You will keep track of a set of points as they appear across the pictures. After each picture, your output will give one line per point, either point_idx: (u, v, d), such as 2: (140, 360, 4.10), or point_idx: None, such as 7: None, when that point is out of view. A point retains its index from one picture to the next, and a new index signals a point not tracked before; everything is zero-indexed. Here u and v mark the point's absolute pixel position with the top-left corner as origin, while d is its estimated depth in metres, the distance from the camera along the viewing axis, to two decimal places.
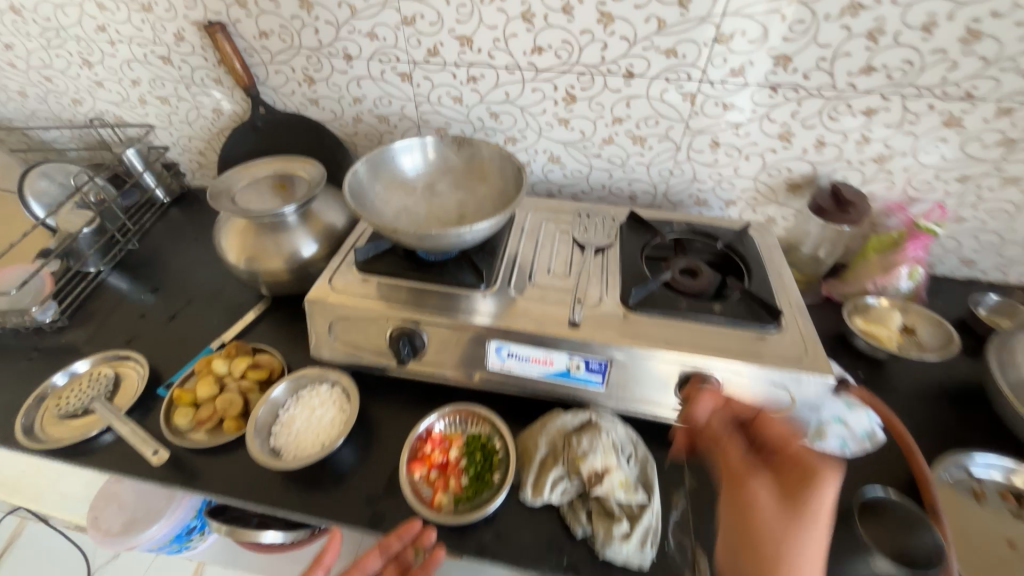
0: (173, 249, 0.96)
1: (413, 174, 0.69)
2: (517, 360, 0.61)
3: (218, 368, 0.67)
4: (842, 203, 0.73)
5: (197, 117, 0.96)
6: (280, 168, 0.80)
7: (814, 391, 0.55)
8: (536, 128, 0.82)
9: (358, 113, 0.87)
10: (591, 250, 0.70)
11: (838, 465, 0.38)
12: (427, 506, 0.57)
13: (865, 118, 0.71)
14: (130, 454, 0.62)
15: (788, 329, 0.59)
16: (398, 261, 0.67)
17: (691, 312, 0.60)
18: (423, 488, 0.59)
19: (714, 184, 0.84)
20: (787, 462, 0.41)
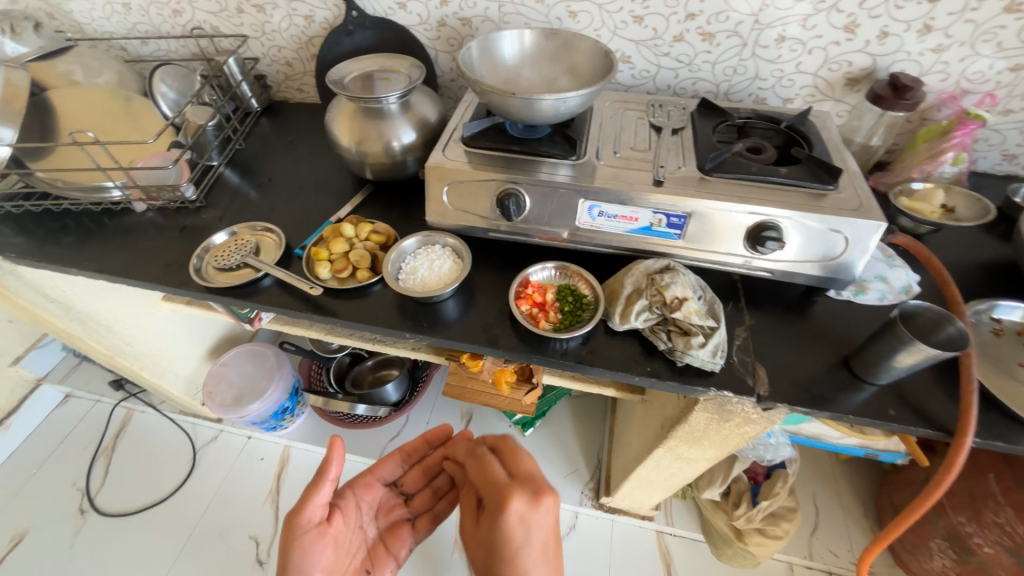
0: (273, 151, 1.08)
1: (509, 58, 0.77)
2: (606, 218, 0.72)
3: (347, 231, 0.80)
4: (899, 90, 0.80)
5: (290, 25, 1.04)
6: (381, 64, 0.89)
7: (865, 237, 0.65)
8: (611, 27, 0.89)
9: (443, 15, 0.94)
10: (667, 130, 0.79)
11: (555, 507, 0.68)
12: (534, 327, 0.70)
13: (929, 6, 0.76)
14: (282, 297, 0.76)
15: (845, 189, 0.68)
16: (496, 136, 0.76)
17: (758, 174, 0.69)
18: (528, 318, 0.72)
19: (774, 82, 0.90)
20: (507, 487, 0.70)
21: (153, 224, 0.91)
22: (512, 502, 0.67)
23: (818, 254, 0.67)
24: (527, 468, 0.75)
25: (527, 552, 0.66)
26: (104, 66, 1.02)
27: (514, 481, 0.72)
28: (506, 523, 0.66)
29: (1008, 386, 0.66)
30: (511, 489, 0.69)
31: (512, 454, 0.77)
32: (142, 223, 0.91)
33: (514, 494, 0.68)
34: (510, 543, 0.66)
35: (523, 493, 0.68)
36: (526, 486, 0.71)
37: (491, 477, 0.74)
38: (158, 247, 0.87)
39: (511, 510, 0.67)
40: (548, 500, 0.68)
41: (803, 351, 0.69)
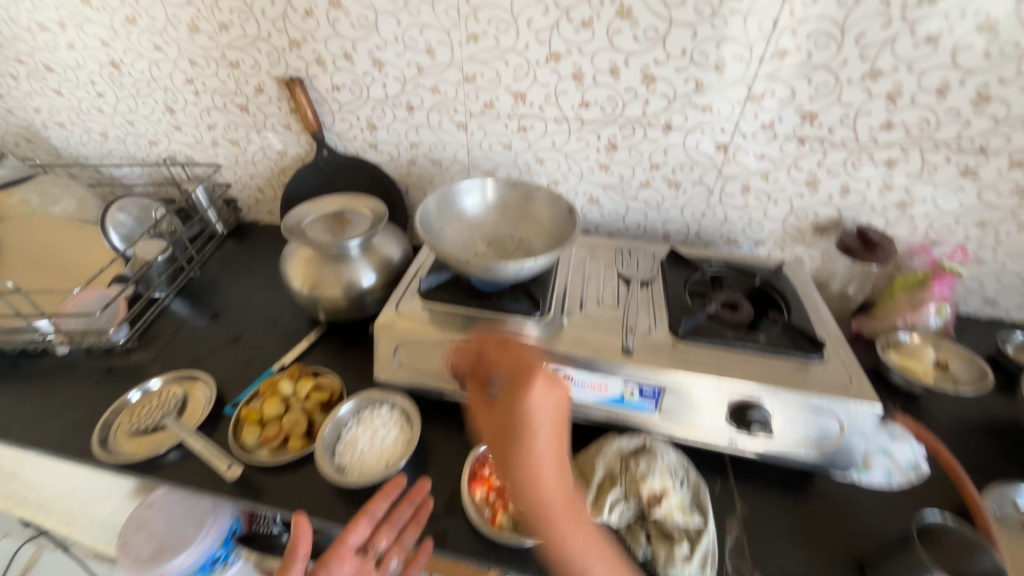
0: (230, 277, 1.02)
1: (472, 211, 0.77)
2: (573, 386, 0.64)
3: (285, 388, 0.71)
4: (869, 244, 0.79)
5: (262, 158, 1.04)
6: (345, 204, 0.87)
7: (863, 421, 0.58)
8: (578, 172, 0.90)
9: (413, 156, 0.95)
10: (637, 283, 0.75)
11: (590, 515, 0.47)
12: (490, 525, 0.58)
13: (886, 168, 0.77)
14: (195, 472, 0.65)
15: (831, 360, 0.63)
16: (456, 290, 0.72)
17: (736, 341, 0.64)
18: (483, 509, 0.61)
19: (744, 226, 0.90)
20: (506, 419, 0.48)
21: (75, 368, 0.82)
22: (531, 429, 0.47)
23: (813, 436, 0.59)
24: (525, 354, 0.53)
25: (539, 434, 0.47)
26: (65, 193, 0.99)
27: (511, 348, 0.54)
28: (572, 551, 0.44)
29: None
30: (530, 491, 0.45)
31: (491, 344, 0.57)
32: (62, 366, 0.81)
33: (530, 484, 0.45)
34: (562, 522, 0.44)
35: (516, 435, 0.46)
36: (514, 367, 0.51)
37: (499, 421, 0.48)
38: (72, 397, 0.77)
39: (556, 538, 0.44)
40: (547, 383, 0.48)
41: (810, 555, 0.58)
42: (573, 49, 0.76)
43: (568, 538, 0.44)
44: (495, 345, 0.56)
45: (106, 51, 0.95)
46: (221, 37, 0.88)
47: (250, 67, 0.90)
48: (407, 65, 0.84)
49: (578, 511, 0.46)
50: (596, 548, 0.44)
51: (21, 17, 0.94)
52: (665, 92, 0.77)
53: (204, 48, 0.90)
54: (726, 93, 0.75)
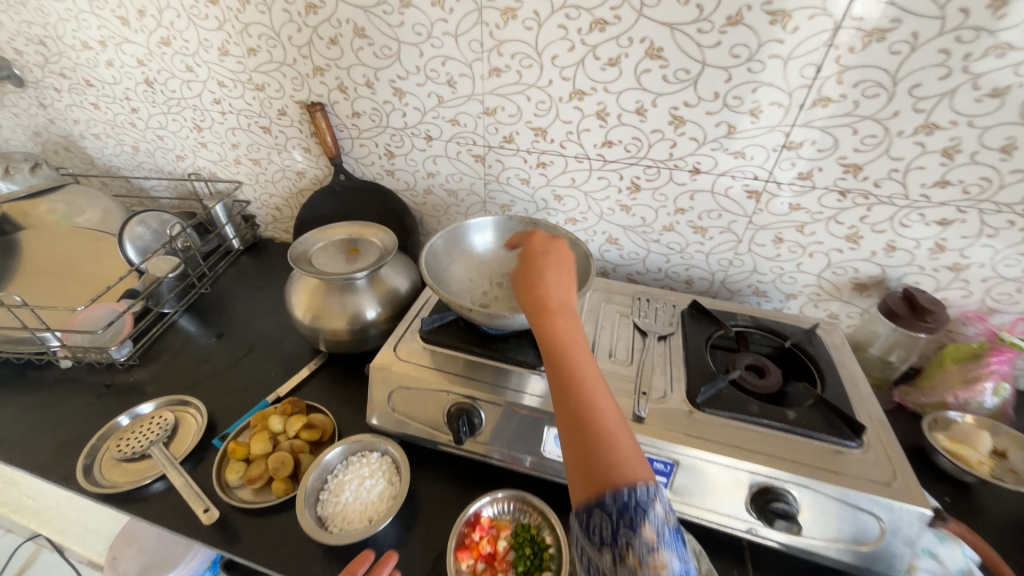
0: (240, 295, 1.02)
1: (483, 250, 0.75)
2: None
3: (275, 425, 0.68)
4: (917, 310, 0.71)
5: (282, 178, 1.05)
6: (355, 233, 0.85)
7: (907, 524, 0.50)
8: (597, 211, 0.86)
9: (429, 185, 0.93)
10: (654, 336, 0.70)
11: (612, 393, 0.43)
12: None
13: (938, 228, 0.70)
14: (175, 507, 0.63)
15: (870, 446, 0.56)
16: (459, 334, 0.68)
17: (762, 416, 0.57)
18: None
19: (774, 278, 0.84)
20: (528, 257, 0.54)
21: (77, 382, 0.82)
22: (546, 269, 0.51)
23: (847, 536, 0.52)
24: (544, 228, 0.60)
25: (556, 282, 0.50)
26: (91, 204, 1.01)
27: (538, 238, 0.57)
28: (581, 385, 0.42)
29: None
30: (529, 292, 0.49)
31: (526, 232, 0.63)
32: (64, 379, 0.82)
33: (531, 288, 0.50)
34: (573, 360, 0.44)
35: (533, 271, 0.51)
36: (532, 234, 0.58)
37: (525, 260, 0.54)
38: (69, 414, 0.76)
39: (569, 373, 0.43)
40: (558, 246, 0.55)
41: None
42: (598, 87, 0.73)
43: (582, 386, 0.42)
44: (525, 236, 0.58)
45: (141, 70, 0.98)
46: (248, 61, 0.89)
47: (275, 91, 0.91)
48: (428, 96, 0.82)
49: (586, 347, 0.45)
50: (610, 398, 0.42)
51: (66, 35, 0.98)
52: (694, 135, 0.72)
53: (232, 71, 0.91)
54: (761, 140, 0.70)
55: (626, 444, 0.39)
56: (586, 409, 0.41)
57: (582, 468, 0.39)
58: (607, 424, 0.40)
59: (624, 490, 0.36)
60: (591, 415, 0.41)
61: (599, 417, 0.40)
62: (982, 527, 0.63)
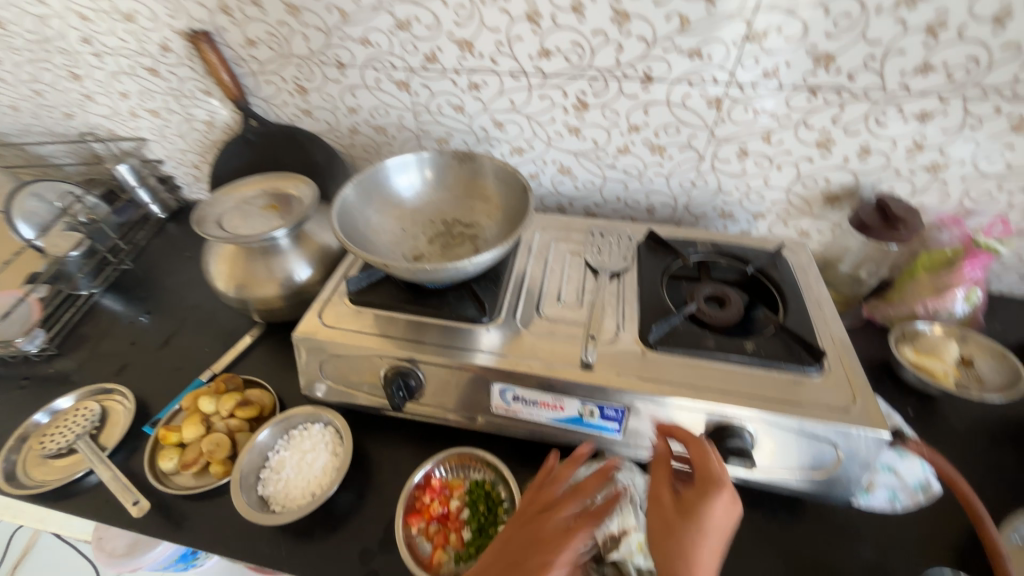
0: (168, 267, 0.93)
1: (410, 193, 0.67)
2: (523, 404, 0.55)
3: (205, 406, 0.63)
4: (890, 219, 0.65)
5: (189, 130, 0.91)
6: (271, 187, 0.75)
7: (865, 447, 0.48)
8: (544, 138, 0.76)
9: (354, 123, 0.81)
10: (606, 274, 0.64)
11: None
12: (422, 568, 0.51)
13: (918, 123, 0.62)
14: (110, 501, 0.59)
15: (831, 371, 0.52)
16: (392, 292, 0.62)
17: (719, 351, 0.53)
18: (422, 542, 0.54)
19: (741, 196, 0.76)
20: (696, 514, 0.41)
21: None
22: (704, 545, 0.39)
23: (802, 464, 0.51)
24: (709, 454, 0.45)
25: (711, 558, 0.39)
26: None
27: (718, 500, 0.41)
28: None
29: None
30: (690, 559, 0.39)
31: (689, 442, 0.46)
32: None
33: (692, 556, 0.39)
34: None
35: (691, 520, 0.41)
36: (710, 480, 0.43)
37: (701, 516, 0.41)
38: None
39: None
40: (730, 499, 0.42)
41: None
42: None
43: None
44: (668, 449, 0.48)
45: None
46: None
47: (148, 20, 0.76)
48: (327, 11, 0.68)
49: None
50: None
51: None
52: (642, 33, 0.61)
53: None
54: (719, 32, 0.59)
55: None
56: None
57: None
58: None
59: None
60: None
61: None
62: (945, 436, 0.62)
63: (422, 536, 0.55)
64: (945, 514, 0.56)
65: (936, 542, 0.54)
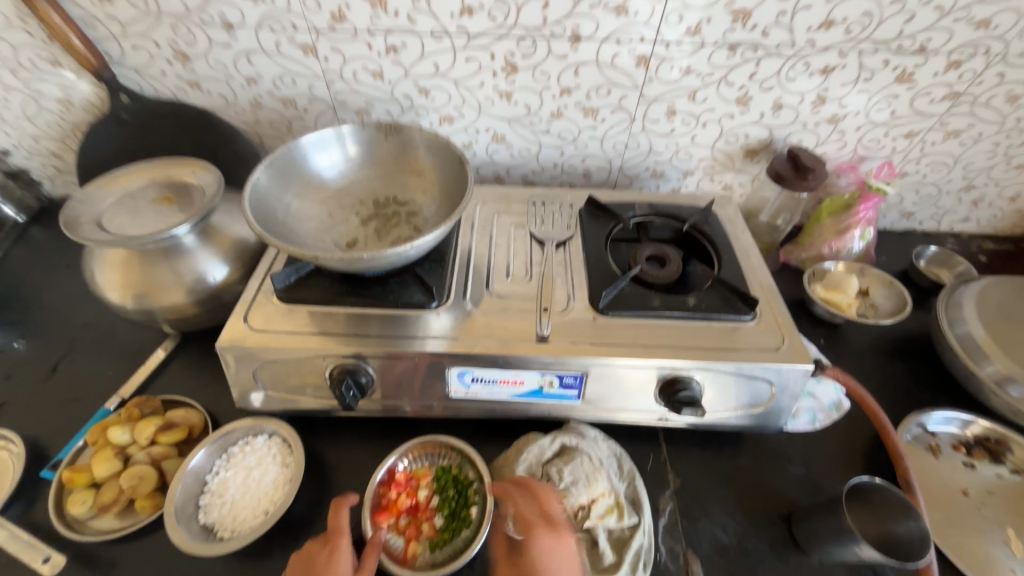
0: (39, 279, 0.78)
1: (332, 174, 0.61)
2: (483, 385, 0.54)
3: (118, 438, 0.55)
4: (801, 169, 0.71)
5: (38, 110, 0.74)
6: (161, 176, 0.64)
7: (795, 380, 0.53)
8: (474, 104, 0.72)
9: (255, 96, 0.71)
10: (552, 245, 0.63)
11: None
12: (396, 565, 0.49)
13: (822, 77, 0.67)
14: (13, 561, 0.51)
15: (763, 316, 0.57)
16: (326, 285, 0.57)
17: (665, 309, 0.56)
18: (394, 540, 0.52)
19: (671, 155, 0.79)
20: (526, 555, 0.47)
21: None
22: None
23: (742, 403, 0.55)
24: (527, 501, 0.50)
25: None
26: None
27: (563, 532, 0.48)
28: None
29: (959, 525, 0.57)
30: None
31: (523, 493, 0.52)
32: None
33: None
34: None
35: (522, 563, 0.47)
36: (553, 523, 0.48)
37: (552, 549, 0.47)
38: None
39: None
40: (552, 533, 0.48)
41: (741, 519, 0.57)
42: None
43: None
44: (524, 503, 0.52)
45: None
46: None
47: None
48: None
49: None
50: None
51: None
52: None
53: None
54: None
55: None
56: None
57: None
58: None
59: None
60: None
61: None
62: (851, 359, 0.71)
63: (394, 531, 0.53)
64: (854, 426, 0.65)
65: (849, 451, 0.63)
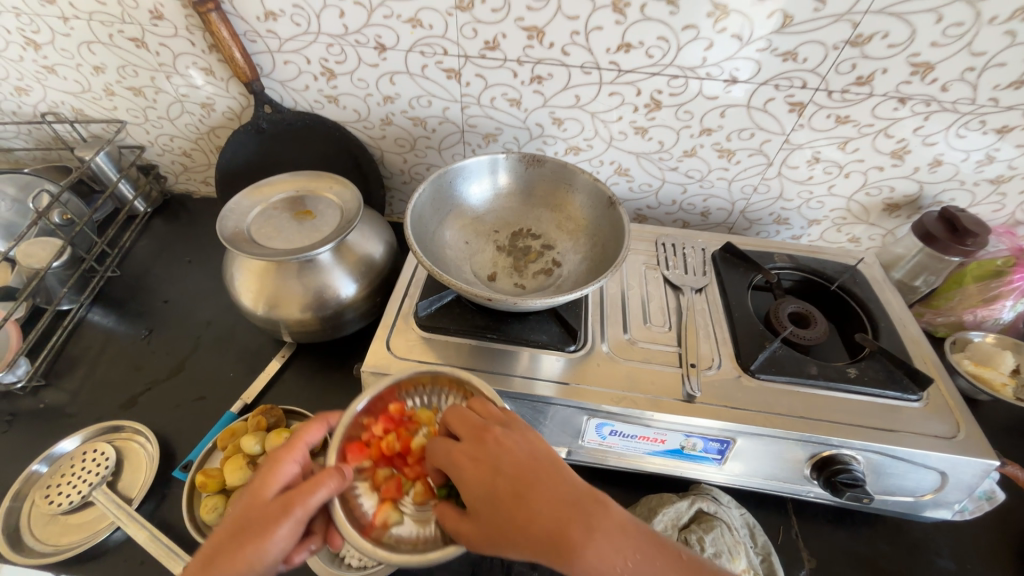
0: (162, 272, 0.81)
1: (474, 203, 0.61)
2: (620, 438, 0.52)
3: (251, 447, 0.55)
4: (958, 232, 0.65)
5: (181, 113, 0.78)
6: (302, 190, 0.66)
7: (971, 474, 0.48)
8: (605, 137, 0.70)
9: (387, 113, 0.72)
10: (689, 292, 0.61)
11: (604, 521, 0.37)
12: (360, 532, 0.39)
13: (996, 137, 0.62)
14: (145, 562, 0.52)
15: (931, 397, 0.52)
16: (462, 316, 0.56)
17: (823, 378, 0.52)
18: (364, 501, 0.42)
19: (801, 203, 0.74)
20: (478, 452, 0.40)
21: None
22: (486, 467, 0.39)
23: (903, 489, 0.51)
24: (460, 414, 0.43)
25: (511, 469, 0.39)
26: None
27: (489, 439, 0.41)
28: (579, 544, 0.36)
29: None
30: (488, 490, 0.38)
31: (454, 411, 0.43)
32: None
33: (488, 485, 0.39)
34: (562, 515, 0.37)
35: (475, 457, 0.40)
36: (471, 436, 0.41)
37: (484, 456, 0.40)
38: None
39: (584, 542, 0.36)
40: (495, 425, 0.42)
41: None
42: None
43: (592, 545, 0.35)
44: (448, 420, 0.43)
45: None
46: None
47: None
48: None
49: (565, 497, 0.38)
50: (611, 532, 0.36)
51: None
52: (738, 31, 0.56)
53: None
54: (820, 35, 0.56)
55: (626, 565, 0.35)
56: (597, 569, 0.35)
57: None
58: (601, 554, 0.35)
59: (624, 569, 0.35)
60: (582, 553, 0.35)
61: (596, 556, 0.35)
62: (1000, 444, 0.65)
63: (366, 485, 0.43)
64: (1008, 522, 0.59)
65: (1005, 551, 0.56)
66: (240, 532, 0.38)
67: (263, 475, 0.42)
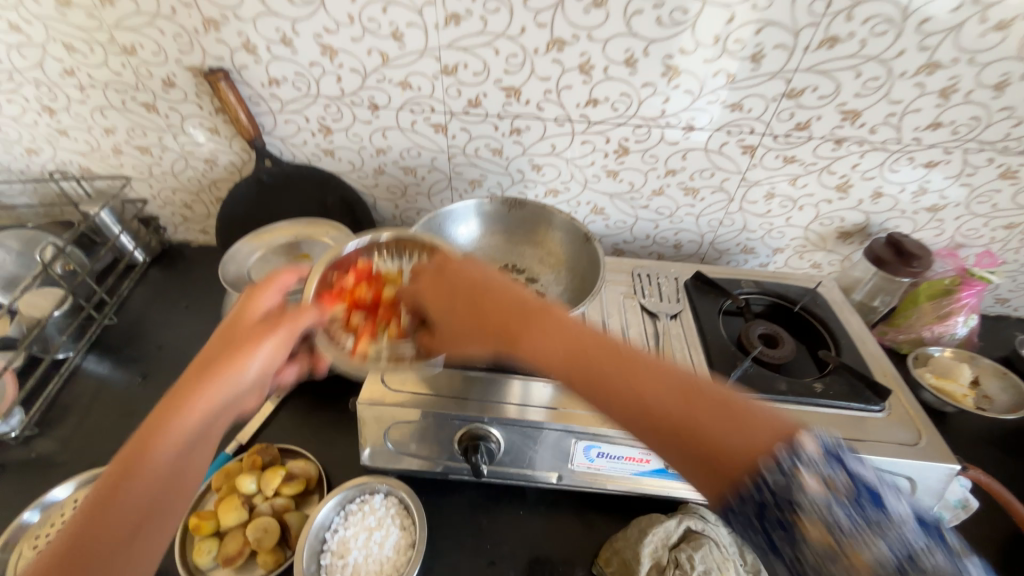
0: (159, 318, 0.83)
1: (461, 242, 0.66)
2: (607, 460, 0.54)
3: (247, 485, 0.56)
4: (904, 255, 0.71)
5: (185, 168, 0.83)
6: (300, 237, 0.71)
7: (937, 479, 0.51)
8: (581, 180, 0.77)
9: (380, 164, 0.78)
10: (665, 318, 0.65)
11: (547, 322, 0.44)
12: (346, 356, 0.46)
13: (925, 171, 0.70)
14: None
15: (893, 408, 0.56)
16: None
17: (792, 393, 0.55)
18: (342, 339, 0.49)
19: (763, 234, 0.81)
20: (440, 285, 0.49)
21: None
22: (450, 294, 0.48)
23: None
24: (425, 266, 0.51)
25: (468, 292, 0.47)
26: None
27: (447, 270, 0.49)
28: (529, 335, 0.43)
29: None
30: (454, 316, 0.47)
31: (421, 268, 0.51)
32: None
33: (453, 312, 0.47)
34: (514, 320, 0.44)
35: (440, 289, 0.48)
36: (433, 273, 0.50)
37: (445, 285, 0.48)
38: None
39: (536, 331, 0.43)
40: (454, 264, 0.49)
41: None
42: (581, 35, 0.61)
43: (538, 340, 0.43)
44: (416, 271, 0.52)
45: None
46: (105, 14, 0.66)
47: (153, 53, 0.69)
48: (368, 54, 0.66)
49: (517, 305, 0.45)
50: (554, 329, 0.43)
51: None
52: (690, 87, 0.64)
53: (82, 28, 0.67)
54: (761, 89, 0.64)
55: (561, 342, 0.42)
56: (542, 344, 0.42)
57: (582, 382, 0.41)
58: (547, 341, 0.42)
59: (569, 349, 0.42)
60: (530, 340, 0.43)
61: (541, 335, 0.43)
62: (969, 452, 0.68)
63: (339, 324, 0.50)
64: (984, 529, 0.61)
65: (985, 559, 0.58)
66: (226, 346, 0.43)
67: (243, 302, 0.47)
